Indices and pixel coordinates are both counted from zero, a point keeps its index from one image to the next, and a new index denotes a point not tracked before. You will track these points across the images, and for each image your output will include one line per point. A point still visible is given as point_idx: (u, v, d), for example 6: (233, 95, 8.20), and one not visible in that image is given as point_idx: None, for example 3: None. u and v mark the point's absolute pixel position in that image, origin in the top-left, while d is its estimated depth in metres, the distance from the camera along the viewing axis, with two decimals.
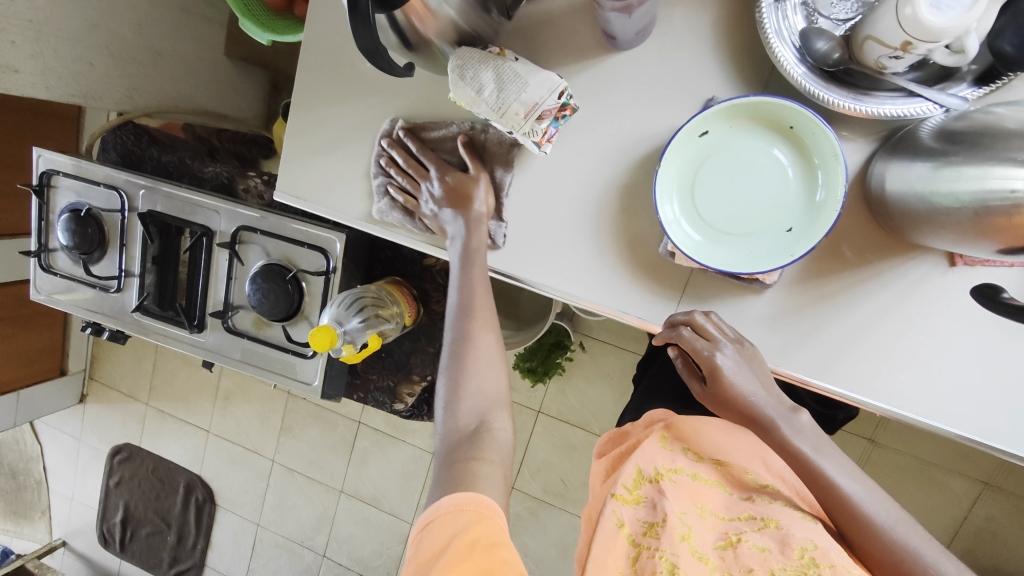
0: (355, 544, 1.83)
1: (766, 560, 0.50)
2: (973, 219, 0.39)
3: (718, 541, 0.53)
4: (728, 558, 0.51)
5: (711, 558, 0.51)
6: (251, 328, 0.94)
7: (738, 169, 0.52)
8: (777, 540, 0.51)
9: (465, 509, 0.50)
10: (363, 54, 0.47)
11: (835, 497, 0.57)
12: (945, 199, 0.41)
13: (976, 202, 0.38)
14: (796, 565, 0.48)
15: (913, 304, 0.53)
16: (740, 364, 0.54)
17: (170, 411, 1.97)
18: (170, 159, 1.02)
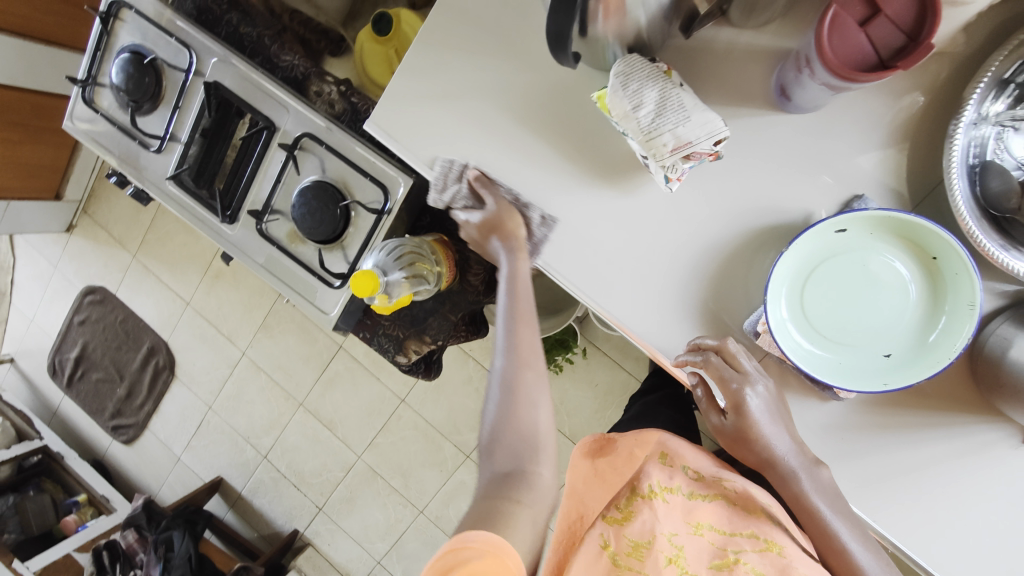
0: (299, 457, 1.85)
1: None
2: None
3: (714, 560, 0.61)
4: None
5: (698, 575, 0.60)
6: (283, 239, 0.89)
7: (860, 279, 0.50)
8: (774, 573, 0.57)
9: (484, 549, 0.50)
10: (546, 38, 0.43)
11: (844, 561, 0.53)
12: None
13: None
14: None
15: (967, 464, 0.52)
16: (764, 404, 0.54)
17: (155, 270, 1.92)
18: (249, 32, 0.95)
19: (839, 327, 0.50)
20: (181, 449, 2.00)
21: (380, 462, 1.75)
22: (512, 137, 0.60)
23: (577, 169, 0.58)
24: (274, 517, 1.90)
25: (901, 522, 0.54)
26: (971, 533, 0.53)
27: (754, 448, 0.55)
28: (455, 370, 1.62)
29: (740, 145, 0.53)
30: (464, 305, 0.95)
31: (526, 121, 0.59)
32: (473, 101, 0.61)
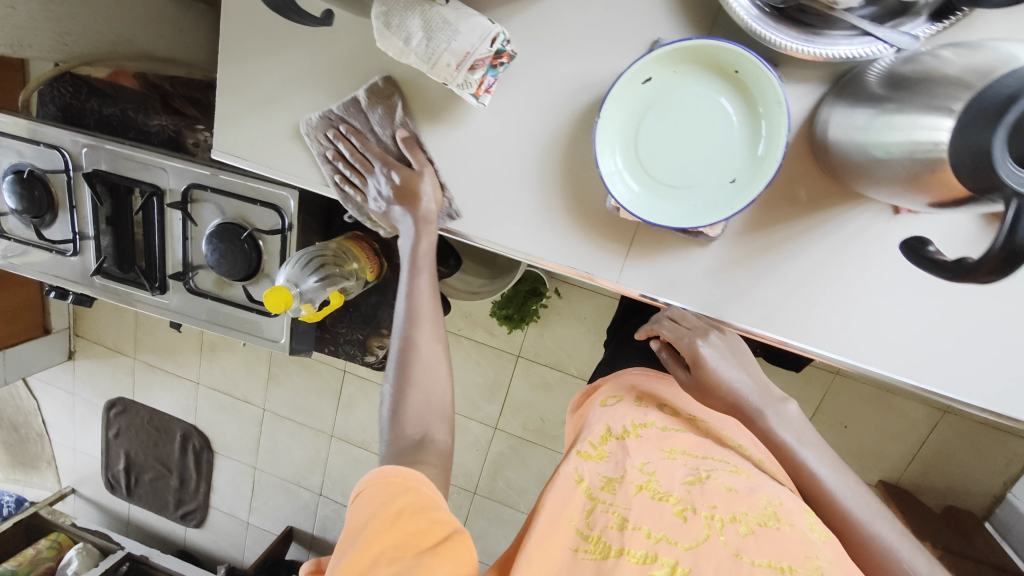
0: (349, 483, 1.93)
1: (730, 502, 0.58)
2: (906, 175, 0.39)
3: (687, 477, 0.63)
4: (694, 491, 0.60)
5: (676, 492, 0.60)
6: (213, 288, 0.92)
7: (682, 119, 0.50)
8: (744, 489, 0.60)
9: (394, 480, 0.59)
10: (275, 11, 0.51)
11: (817, 486, 0.66)
12: (882, 149, 0.40)
13: (907, 153, 0.38)
14: (758, 513, 0.57)
15: (851, 256, 0.52)
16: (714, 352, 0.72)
17: (158, 363, 2.00)
18: (112, 112, 0.97)
19: (677, 171, 0.51)
20: (247, 513, 2.10)
21: None
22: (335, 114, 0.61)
23: (406, 120, 0.59)
24: None
25: (815, 331, 0.56)
26: (875, 316, 0.54)
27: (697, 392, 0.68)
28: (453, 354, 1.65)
29: (531, 37, 0.53)
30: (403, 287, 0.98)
31: (339, 93, 0.60)
32: (288, 95, 0.62)
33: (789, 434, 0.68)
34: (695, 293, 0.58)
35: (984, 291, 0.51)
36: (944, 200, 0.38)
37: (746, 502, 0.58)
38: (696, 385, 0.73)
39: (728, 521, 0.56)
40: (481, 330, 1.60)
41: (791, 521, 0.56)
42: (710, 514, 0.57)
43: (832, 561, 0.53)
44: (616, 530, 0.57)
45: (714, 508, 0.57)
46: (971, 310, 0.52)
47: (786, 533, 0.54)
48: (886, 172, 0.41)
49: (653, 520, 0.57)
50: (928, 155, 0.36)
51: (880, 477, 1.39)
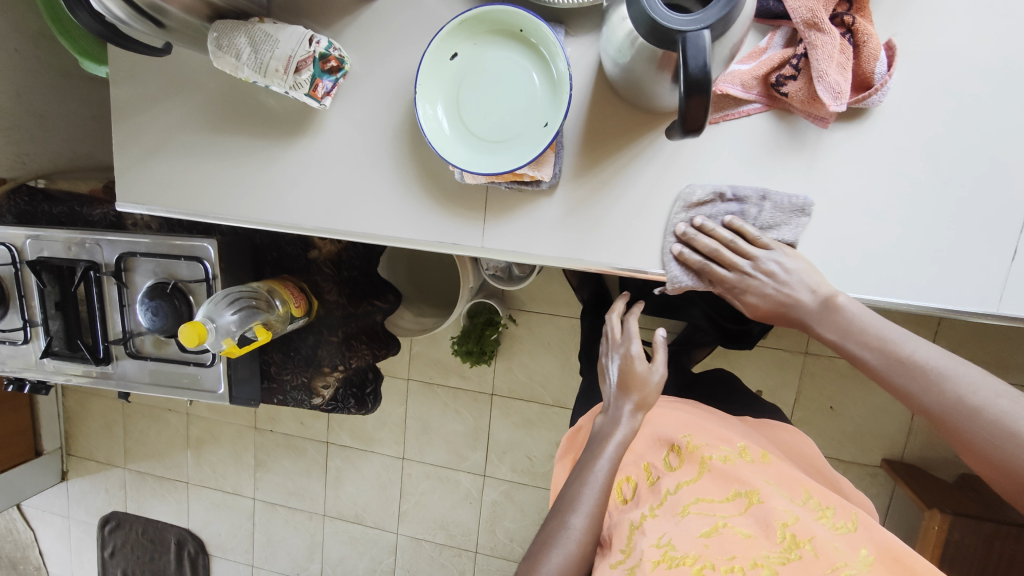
0: (348, 565, 1.83)
1: (749, 548, 0.57)
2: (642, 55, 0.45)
3: (703, 531, 0.60)
4: (712, 545, 0.58)
5: (692, 552, 0.58)
6: (152, 349, 0.97)
7: (491, 81, 0.56)
8: (758, 528, 0.59)
9: None
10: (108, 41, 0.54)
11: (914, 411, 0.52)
12: (619, 51, 0.47)
13: (627, 40, 0.45)
14: (779, 550, 0.56)
15: (675, 173, 0.56)
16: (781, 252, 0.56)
17: (148, 469, 1.98)
18: (61, 210, 1.07)
19: (498, 127, 0.56)
20: None
21: (417, 527, 1.73)
22: (211, 147, 0.68)
23: (272, 138, 0.66)
24: None
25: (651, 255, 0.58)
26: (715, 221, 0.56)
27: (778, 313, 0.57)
28: (429, 404, 1.64)
29: (361, 47, 0.61)
30: (337, 322, 1.02)
31: (213, 128, 0.67)
32: (173, 139, 0.69)
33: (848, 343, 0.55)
34: (553, 243, 0.61)
35: (801, 179, 0.53)
36: (670, 65, 0.44)
37: (765, 543, 0.57)
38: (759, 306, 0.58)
39: (749, 567, 0.55)
40: (453, 375, 1.61)
41: (810, 538, 0.56)
42: (728, 566, 0.55)
43: (859, 566, 0.54)
44: None
45: (734, 562, 0.56)
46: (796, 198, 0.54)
47: (809, 562, 0.54)
48: (636, 71, 0.48)
49: None
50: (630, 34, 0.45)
51: (884, 457, 1.28)
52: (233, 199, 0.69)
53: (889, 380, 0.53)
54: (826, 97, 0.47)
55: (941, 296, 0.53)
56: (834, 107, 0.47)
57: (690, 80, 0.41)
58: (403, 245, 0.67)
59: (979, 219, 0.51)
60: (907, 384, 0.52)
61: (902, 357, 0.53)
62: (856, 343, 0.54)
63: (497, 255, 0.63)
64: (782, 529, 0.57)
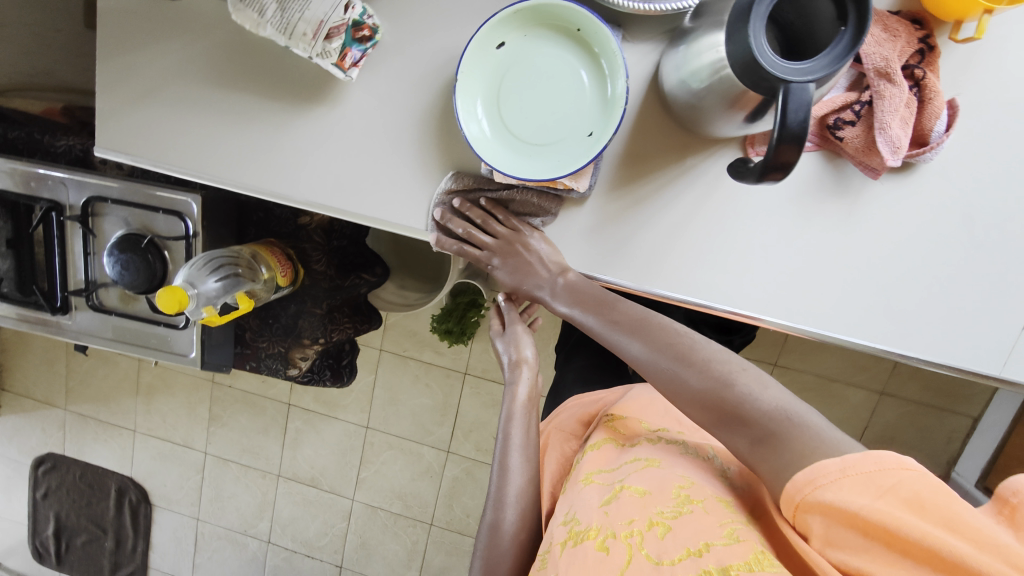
0: (299, 526, 1.82)
1: (645, 508, 0.53)
2: (723, 89, 0.43)
3: (601, 500, 0.56)
4: (609, 513, 0.54)
5: (590, 522, 0.54)
6: (118, 304, 0.90)
7: (538, 80, 0.52)
8: (656, 485, 0.55)
9: None
10: None
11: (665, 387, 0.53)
12: (698, 78, 0.45)
13: (715, 70, 0.43)
14: (672, 504, 0.52)
15: (714, 201, 0.54)
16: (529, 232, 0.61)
17: (92, 412, 1.88)
18: (17, 135, 0.96)
19: (540, 130, 0.52)
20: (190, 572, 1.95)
21: (373, 495, 1.73)
22: (212, 102, 0.61)
23: (284, 102, 0.60)
24: None
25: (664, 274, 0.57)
26: (747, 256, 0.55)
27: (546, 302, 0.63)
28: (400, 376, 1.62)
29: (395, 17, 0.56)
30: (323, 294, 0.96)
31: (216, 82, 0.61)
32: (167, 87, 0.62)
33: (600, 325, 0.57)
34: (577, 254, 0.59)
35: (835, 225, 0.53)
36: (754, 106, 0.42)
37: (657, 500, 0.53)
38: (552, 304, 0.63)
39: (646, 528, 0.51)
40: (427, 350, 1.58)
41: (703, 497, 0.51)
42: (626, 531, 0.51)
43: (750, 523, 0.49)
44: None
45: (629, 527, 0.51)
46: (829, 243, 0.53)
47: (699, 515, 0.49)
48: (706, 100, 0.45)
49: (579, 565, 0.51)
50: (718, 64, 0.43)
51: None
52: (233, 163, 0.63)
53: (613, 342, 0.57)
54: (886, 150, 0.48)
55: (952, 355, 0.54)
56: (891, 161, 0.49)
57: (785, 130, 0.39)
58: (415, 235, 0.63)
59: (998, 285, 0.52)
60: (619, 339, 0.56)
61: (621, 317, 0.56)
62: (585, 310, 0.58)
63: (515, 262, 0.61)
64: (677, 487, 0.53)
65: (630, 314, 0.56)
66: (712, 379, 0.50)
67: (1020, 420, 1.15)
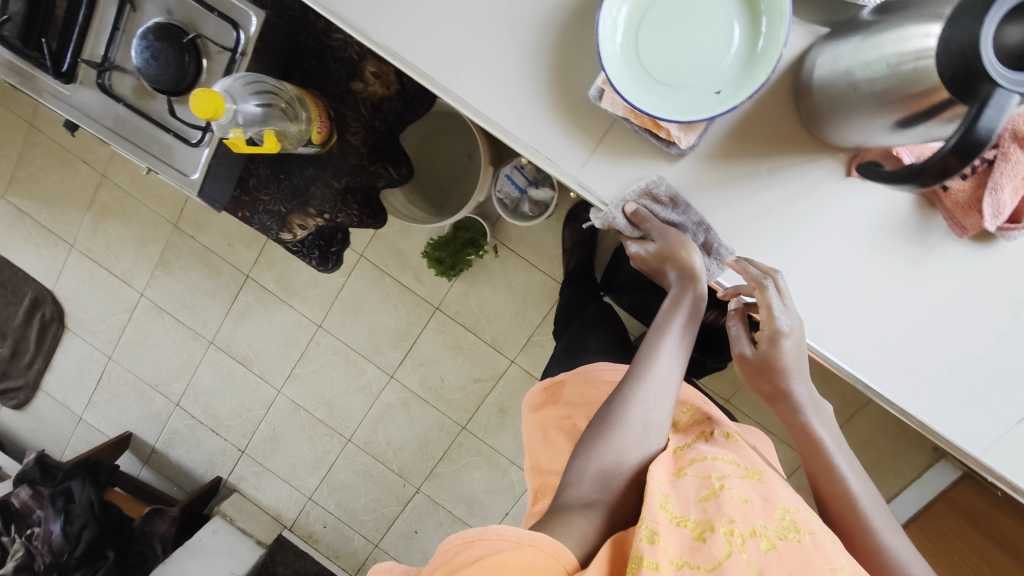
0: (214, 400, 1.76)
1: (746, 513, 0.56)
2: (887, 86, 0.41)
3: (700, 493, 0.59)
4: (710, 507, 0.57)
5: (690, 514, 0.57)
6: (130, 96, 0.82)
7: (689, 18, 0.50)
8: (758, 500, 0.58)
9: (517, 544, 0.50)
10: None
11: (847, 505, 0.60)
12: (865, 66, 0.42)
13: (891, 64, 0.40)
14: (778, 525, 0.55)
15: (800, 205, 0.54)
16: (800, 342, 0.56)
17: (30, 212, 1.73)
18: None
19: (669, 66, 0.50)
20: (82, 408, 1.85)
21: (302, 393, 1.69)
22: None
23: None
24: (193, 466, 1.81)
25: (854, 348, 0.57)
26: (791, 279, 0.56)
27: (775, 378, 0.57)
28: (371, 289, 1.57)
29: None
30: (346, 169, 0.91)
31: None
32: None
33: (831, 440, 0.63)
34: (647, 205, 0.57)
35: (899, 269, 0.55)
36: (921, 107, 0.40)
37: (763, 515, 0.56)
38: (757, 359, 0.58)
39: (748, 535, 0.53)
40: (407, 273, 1.54)
41: (812, 529, 0.55)
42: (730, 528, 0.53)
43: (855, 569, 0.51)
44: (647, 543, 0.52)
45: (733, 523, 0.54)
46: (884, 283, 0.55)
47: (808, 547, 0.52)
48: (861, 92, 0.43)
49: (679, 546, 0.53)
50: (911, 66, 0.39)
51: None
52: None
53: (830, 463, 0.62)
54: (988, 212, 0.51)
55: (949, 426, 0.57)
56: (987, 223, 0.51)
57: (970, 141, 0.36)
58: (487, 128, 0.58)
59: (1009, 376, 0.55)
60: (830, 477, 0.62)
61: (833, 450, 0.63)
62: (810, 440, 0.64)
63: (579, 189, 0.58)
64: (782, 509, 0.57)
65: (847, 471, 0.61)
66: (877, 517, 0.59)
67: (917, 518, 1.25)
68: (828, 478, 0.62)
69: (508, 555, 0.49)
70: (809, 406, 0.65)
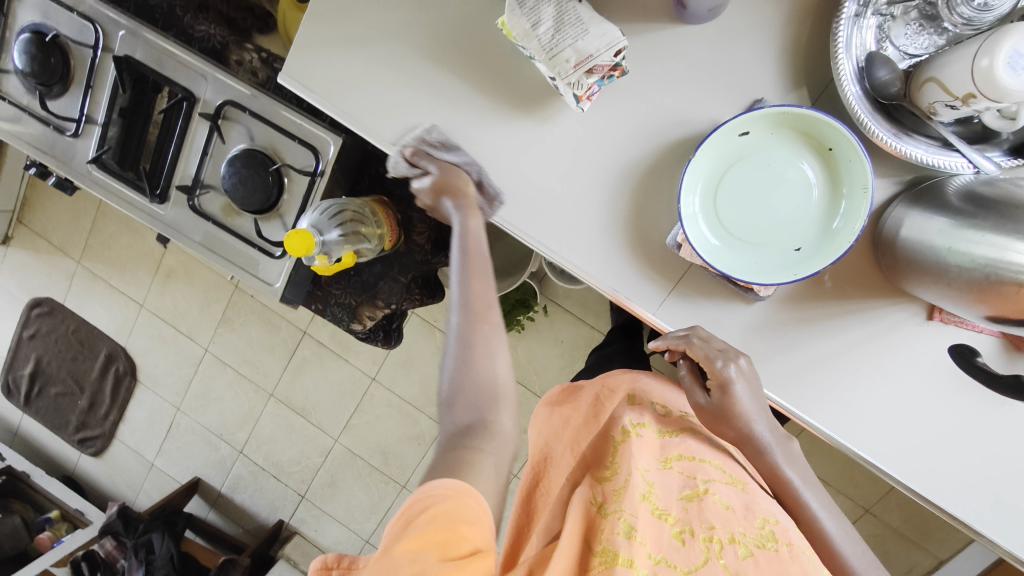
0: (275, 448, 1.84)
1: (728, 521, 0.59)
2: (980, 282, 0.42)
3: (683, 493, 0.64)
4: (691, 509, 0.62)
5: (670, 509, 0.62)
6: (218, 213, 0.87)
7: (768, 181, 0.52)
8: (740, 508, 0.61)
9: (445, 493, 0.48)
10: None
11: (821, 537, 0.66)
12: (960, 258, 0.43)
13: (990, 268, 0.41)
14: (756, 534, 0.57)
15: (881, 347, 0.56)
16: (750, 384, 0.56)
17: (103, 274, 1.85)
18: (158, 4, 0.91)
19: (751, 228, 0.52)
20: (153, 454, 1.96)
21: (358, 443, 1.75)
22: (425, 77, 0.60)
23: (494, 103, 0.59)
24: (257, 511, 1.90)
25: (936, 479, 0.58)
26: (869, 411, 0.58)
27: (733, 424, 0.56)
28: (422, 343, 1.62)
29: (643, 64, 0.55)
30: (412, 266, 0.95)
31: (436, 57, 0.59)
32: (381, 42, 0.60)
33: (795, 474, 0.69)
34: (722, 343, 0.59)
35: (986, 409, 0.57)
36: (1013, 315, 0.41)
37: (743, 523, 0.58)
38: (714, 410, 0.57)
39: (727, 542, 0.57)
40: None
41: (790, 540, 0.57)
42: (708, 535, 0.58)
43: None
44: (624, 538, 0.58)
45: (711, 531, 0.58)
46: (970, 422, 0.57)
47: (785, 557, 0.54)
48: (954, 279, 0.45)
49: (655, 538, 0.59)
50: (1012, 277, 0.39)
51: None
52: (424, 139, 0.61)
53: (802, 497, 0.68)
54: None
55: None
56: None
57: None
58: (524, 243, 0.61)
59: None
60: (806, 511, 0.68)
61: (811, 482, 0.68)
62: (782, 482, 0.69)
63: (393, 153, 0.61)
64: (760, 518, 0.60)
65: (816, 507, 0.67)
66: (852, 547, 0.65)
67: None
68: (805, 514, 0.67)
69: (440, 509, 0.47)
70: (778, 447, 0.69)
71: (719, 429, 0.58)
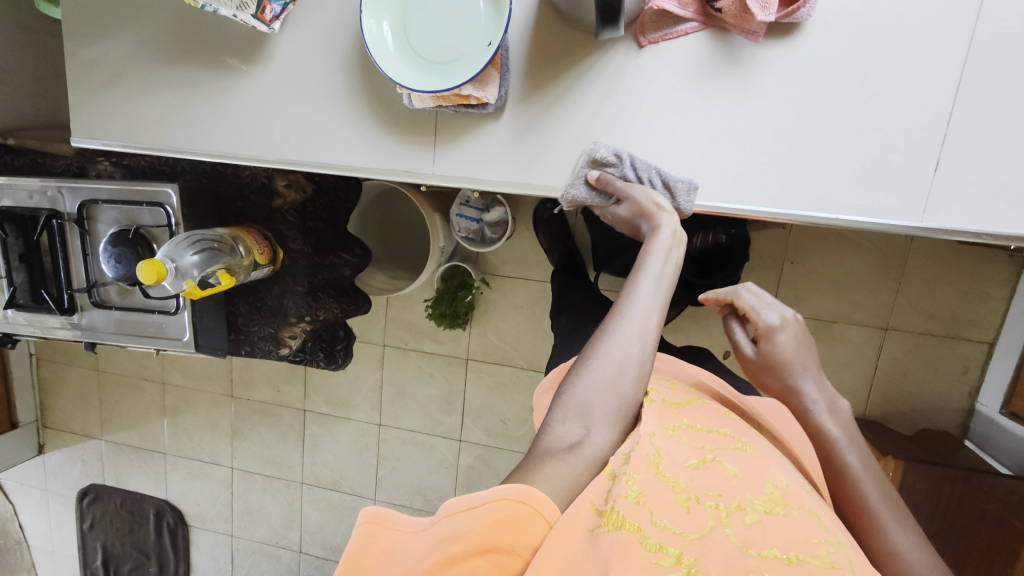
0: (327, 533, 1.84)
1: (735, 488, 0.54)
2: None
3: (690, 461, 0.58)
4: (697, 475, 0.56)
5: (677, 476, 0.56)
6: (117, 299, 0.97)
7: (442, 12, 0.67)
8: (749, 471, 0.56)
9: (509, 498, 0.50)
10: None
11: (859, 501, 0.63)
12: None
13: None
14: (764, 499, 0.53)
15: (626, 91, 0.69)
16: (791, 335, 0.70)
17: (125, 441, 1.98)
18: (21, 162, 1.06)
19: (447, 50, 0.67)
20: None
21: (394, 492, 1.75)
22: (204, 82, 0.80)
23: None
24: None
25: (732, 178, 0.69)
26: (649, 153, 0.70)
27: (776, 368, 0.70)
28: (404, 369, 1.66)
29: None
30: (303, 272, 1.02)
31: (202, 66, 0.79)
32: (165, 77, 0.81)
33: (836, 429, 0.67)
34: (501, 168, 0.75)
35: (733, 93, 0.66)
36: None
37: (750, 487, 0.54)
38: (760, 359, 0.71)
39: (733, 508, 0.52)
40: (427, 340, 1.62)
41: (800, 504, 0.53)
42: (714, 502, 0.53)
43: (841, 545, 0.51)
44: (628, 501, 0.52)
45: (719, 499, 0.53)
46: (730, 116, 0.67)
47: (792, 520, 0.51)
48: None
49: (664, 508, 0.52)
50: None
51: None
52: (247, 129, 0.80)
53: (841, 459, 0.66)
54: (756, 7, 0.60)
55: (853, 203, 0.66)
56: (762, 17, 0.60)
57: None
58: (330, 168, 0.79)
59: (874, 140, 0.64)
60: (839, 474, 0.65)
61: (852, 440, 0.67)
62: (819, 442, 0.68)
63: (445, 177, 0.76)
64: (773, 483, 0.55)
65: (851, 464, 0.65)
66: (885, 507, 0.62)
67: None
68: (844, 482, 0.65)
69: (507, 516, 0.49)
70: (822, 404, 0.69)
71: (766, 376, 0.71)
